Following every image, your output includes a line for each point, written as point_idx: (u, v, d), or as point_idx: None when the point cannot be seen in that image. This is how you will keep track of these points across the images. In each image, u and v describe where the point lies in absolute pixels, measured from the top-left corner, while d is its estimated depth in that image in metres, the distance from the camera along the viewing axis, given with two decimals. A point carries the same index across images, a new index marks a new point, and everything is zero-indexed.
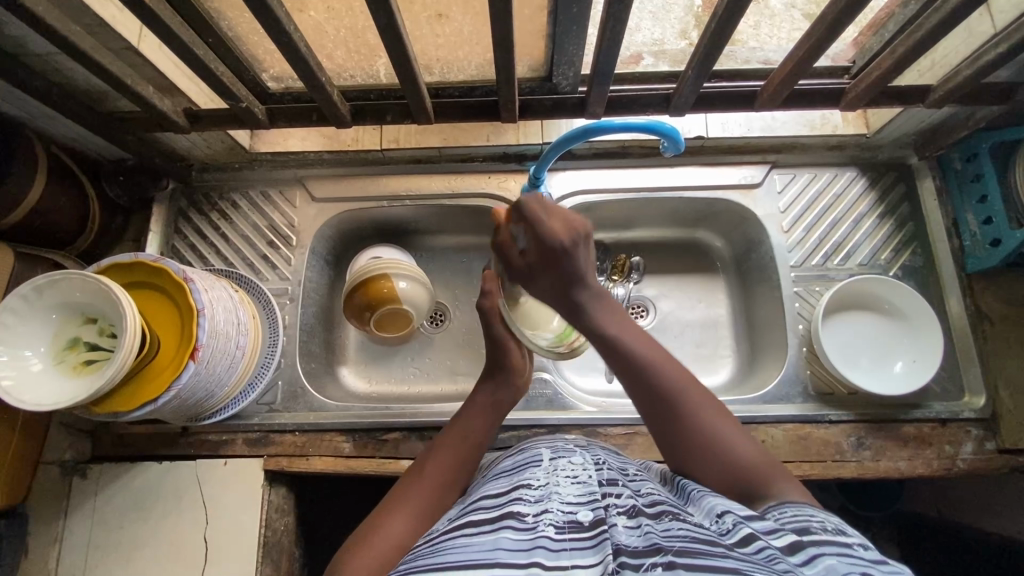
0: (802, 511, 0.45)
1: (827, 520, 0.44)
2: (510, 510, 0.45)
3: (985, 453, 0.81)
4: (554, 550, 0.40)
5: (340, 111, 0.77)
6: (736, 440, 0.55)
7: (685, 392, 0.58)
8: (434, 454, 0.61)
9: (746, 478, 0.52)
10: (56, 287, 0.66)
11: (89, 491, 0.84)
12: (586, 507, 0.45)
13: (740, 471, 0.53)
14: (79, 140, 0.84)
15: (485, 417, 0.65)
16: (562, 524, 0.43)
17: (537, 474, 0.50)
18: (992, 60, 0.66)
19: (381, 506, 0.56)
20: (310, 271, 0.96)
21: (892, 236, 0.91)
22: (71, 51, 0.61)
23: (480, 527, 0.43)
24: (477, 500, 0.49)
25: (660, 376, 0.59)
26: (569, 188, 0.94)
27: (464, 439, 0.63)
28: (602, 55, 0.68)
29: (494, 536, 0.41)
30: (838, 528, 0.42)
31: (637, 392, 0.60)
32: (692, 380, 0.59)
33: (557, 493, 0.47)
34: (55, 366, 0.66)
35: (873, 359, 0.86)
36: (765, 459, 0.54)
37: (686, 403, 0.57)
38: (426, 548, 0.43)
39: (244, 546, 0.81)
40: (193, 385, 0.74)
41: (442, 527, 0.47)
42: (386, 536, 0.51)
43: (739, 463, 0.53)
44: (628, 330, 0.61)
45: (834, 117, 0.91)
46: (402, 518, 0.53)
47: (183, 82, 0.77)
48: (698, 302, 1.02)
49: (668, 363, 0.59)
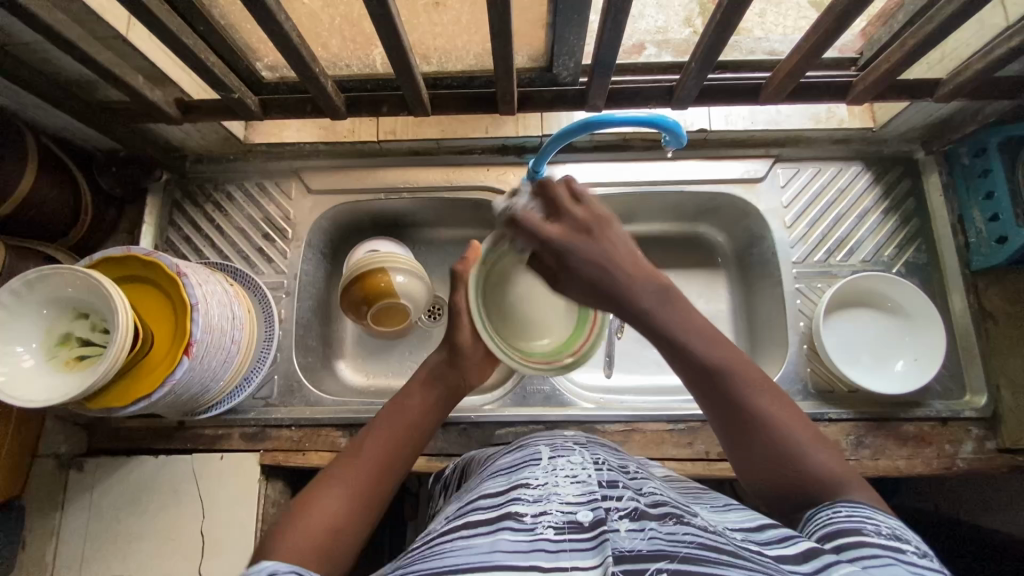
0: (859, 512, 0.45)
1: (884, 524, 0.43)
2: (509, 511, 0.44)
3: (985, 452, 0.81)
4: (553, 552, 0.40)
5: (335, 102, 0.75)
6: (814, 446, 0.50)
7: (747, 381, 0.52)
8: (374, 431, 0.59)
9: (825, 486, 0.48)
10: (46, 282, 0.64)
11: (85, 484, 0.84)
12: (587, 509, 0.44)
13: (821, 479, 0.48)
14: (69, 130, 0.83)
15: (429, 393, 0.63)
16: (562, 526, 0.42)
17: (536, 472, 0.50)
18: (1003, 54, 0.64)
19: (319, 480, 0.54)
20: (305, 264, 0.95)
21: (897, 232, 0.90)
22: (57, 40, 0.59)
23: (478, 529, 0.43)
24: (475, 499, 0.48)
25: (727, 377, 0.51)
26: (568, 181, 0.92)
27: (412, 422, 0.60)
28: (602, 46, 0.66)
29: (492, 538, 0.41)
30: (894, 534, 0.42)
31: (704, 396, 0.52)
32: (758, 374, 0.52)
33: (557, 494, 0.46)
34: (47, 361, 0.65)
35: (874, 356, 0.86)
36: (843, 468, 0.49)
37: (749, 395, 0.51)
38: (424, 552, 0.43)
39: (241, 540, 0.81)
40: (188, 379, 0.74)
41: (440, 527, 0.47)
42: (319, 515, 0.49)
43: (816, 471, 0.49)
44: (692, 333, 0.52)
45: (840, 109, 0.89)
46: (334, 496, 0.51)
47: (175, 72, 0.75)
48: (699, 297, 1.01)
49: (735, 362, 0.52)
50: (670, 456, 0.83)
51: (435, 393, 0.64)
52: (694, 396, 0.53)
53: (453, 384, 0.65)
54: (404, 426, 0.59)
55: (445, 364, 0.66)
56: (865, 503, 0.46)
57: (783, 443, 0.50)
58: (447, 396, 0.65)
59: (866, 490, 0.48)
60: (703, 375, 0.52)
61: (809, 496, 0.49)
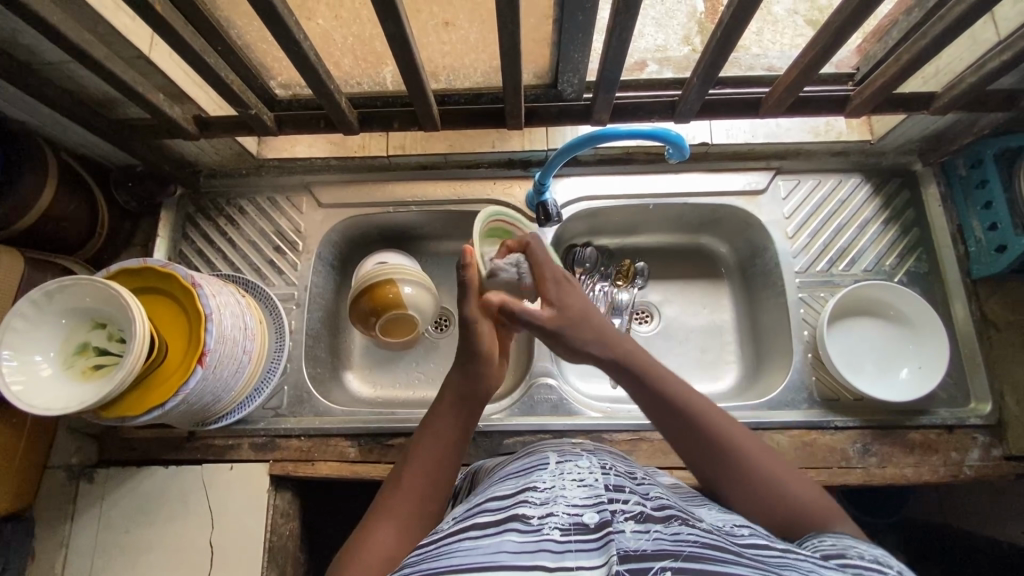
0: (842, 542, 0.46)
1: (868, 551, 0.44)
2: (516, 512, 0.45)
3: (992, 460, 0.81)
4: (559, 552, 0.40)
5: (347, 117, 0.77)
6: (795, 479, 0.54)
7: (722, 423, 0.58)
8: (411, 456, 0.59)
9: (806, 516, 0.51)
10: (65, 293, 0.66)
11: (95, 496, 0.85)
12: (593, 511, 0.44)
13: (800, 509, 0.52)
14: (88, 147, 0.85)
15: (458, 410, 0.61)
16: (568, 527, 0.43)
17: (545, 476, 0.50)
18: (995, 67, 0.66)
19: (367, 514, 0.55)
20: (315, 276, 0.96)
21: (897, 242, 0.92)
22: (84, 60, 0.61)
23: (486, 530, 0.43)
24: (483, 501, 0.49)
25: (704, 417, 0.58)
26: (573, 194, 0.94)
27: (446, 443, 0.59)
28: (607, 64, 0.68)
29: (498, 538, 0.42)
30: (876, 560, 0.43)
31: (680, 436, 0.58)
32: (731, 419, 0.59)
33: (563, 497, 0.47)
34: (64, 370, 0.66)
35: (878, 364, 0.86)
36: (823, 499, 0.53)
37: (721, 431, 0.57)
38: (432, 551, 0.43)
39: (250, 550, 0.81)
40: (201, 389, 0.75)
41: (447, 528, 0.47)
42: (373, 552, 0.50)
43: (800, 502, 0.52)
44: (668, 375, 0.60)
45: (839, 122, 0.91)
46: (387, 531, 0.53)
47: (193, 90, 0.77)
48: (703, 307, 1.03)
49: (709, 408, 0.59)
50: (678, 465, 0.83)
51: (467, 409, 0.62)
52: (671, 437, 0.59)
53: (476, 392, 0.63)
54: (437, 444, 0.59)
55: (464, 370, 0.63)
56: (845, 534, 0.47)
57: (760, 476, 0.54)
58: (476, 407, 0.63)
59: (851, 526, 0.50)
60: (684, 427, 0.58)
61: (797, 523, 0.51)
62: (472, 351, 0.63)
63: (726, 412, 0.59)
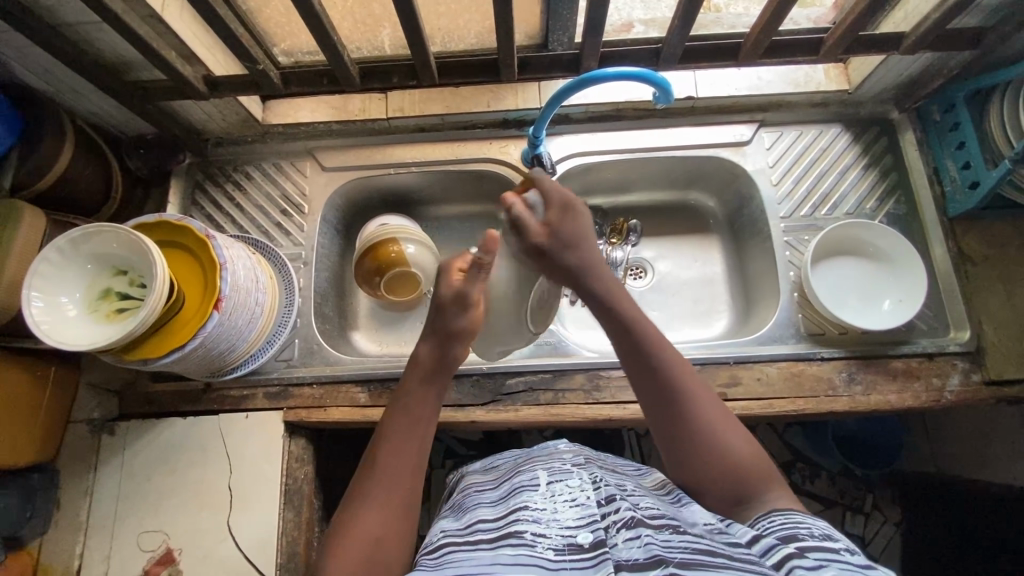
0: (790, 518, 0.49)
1: (815, 525, 0.47)
2: (510, 530, 0.51)
3: (971, 384, 0.85)
4: (553, 569, 0.46)
5: (351, 73, 0.81)
6: (740, 443, 0.57)
7: (687, 383, 0.59)
8: (384, 438, 0.61)
9: (746, 478, 0.55)
10: (90, 240, 0.70)
11: (117, 446, 0.88)
12: (587, 531, 0.50)
13: (744, 474, 0.55)
14: (101, 116, 0.89)
15: (424, 381, 0.65)
16: (561, 548, 0.48)
17: (535, 496, 0.56)
18: (956, 2, 0.71)
19: (349, 497, 0.59)
20: (321, 238, 1.00)
21: (877, 186, 0.96)
22: (105, 14, 0.65)
23: (483, 544, 0.50)
24: (475, 521, 0.55)
25: (667, 372, 0.59)
26: (567, 150, 0.98)
27: (411, 416, 0.62)
28: (592, 12, 0.72)
29: (494, 552, 0.48)
30: (826, 533, 0.46)
31: (640, 386, 0.61)
32: (695, 377, 0.60)
33: (556, 520, 0.52)
34: (89, 313, 0.70)
35: (861, 299, 0.90)
36: (765, 462, 0.56)
37: (685, 389, 0.59)
38: (430, 560, 0.50)
39: (267, 492, 0.85)
40: (217, 334, 0.79)
41: (442, 539, 0.54)
42: (357, 536, 0.54)
43: (745, 465, 0.56)
44: (634, 318, 0.62)
45: (818, 74, 0.96)
46: (368, 513, 0.56)
47: (204, 52, 0.81)
48: (694, 260, 1.07)
49: (677, 366, 0.60)
50: None
51: (432, 373, 0.65)
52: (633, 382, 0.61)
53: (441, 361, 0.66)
54: (410, 422, 0.62)
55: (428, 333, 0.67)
56: (783, 509, 0.50)
57: (712, 440, 0.57)
58: (439, 372, 0.66)
59: (786, 490, 0.55)
60: (652, 388, 0.59)
61: (740, 486, 0.55)
62: (450, 326, 0.67)
63: (696, 377, 0.60)
